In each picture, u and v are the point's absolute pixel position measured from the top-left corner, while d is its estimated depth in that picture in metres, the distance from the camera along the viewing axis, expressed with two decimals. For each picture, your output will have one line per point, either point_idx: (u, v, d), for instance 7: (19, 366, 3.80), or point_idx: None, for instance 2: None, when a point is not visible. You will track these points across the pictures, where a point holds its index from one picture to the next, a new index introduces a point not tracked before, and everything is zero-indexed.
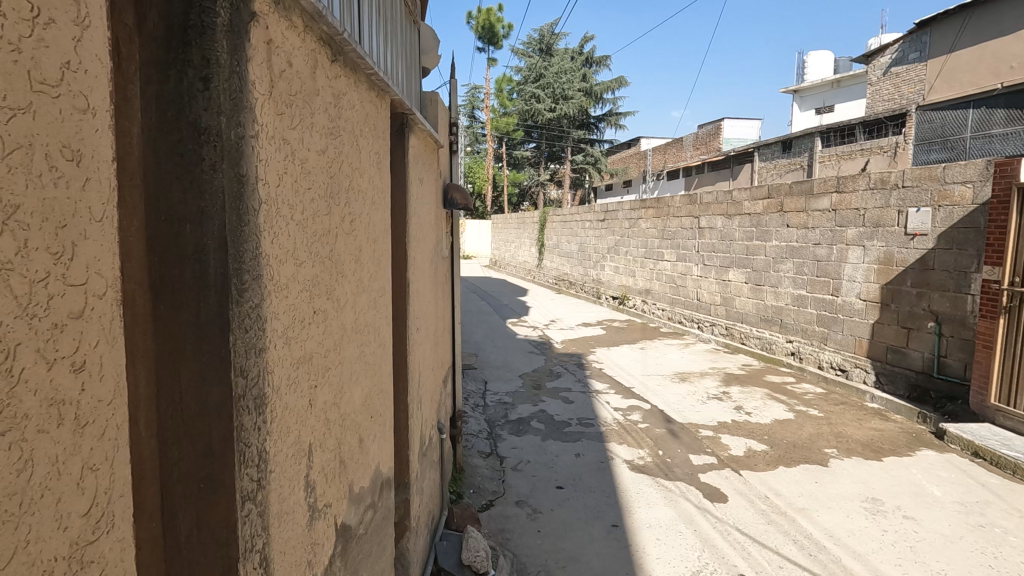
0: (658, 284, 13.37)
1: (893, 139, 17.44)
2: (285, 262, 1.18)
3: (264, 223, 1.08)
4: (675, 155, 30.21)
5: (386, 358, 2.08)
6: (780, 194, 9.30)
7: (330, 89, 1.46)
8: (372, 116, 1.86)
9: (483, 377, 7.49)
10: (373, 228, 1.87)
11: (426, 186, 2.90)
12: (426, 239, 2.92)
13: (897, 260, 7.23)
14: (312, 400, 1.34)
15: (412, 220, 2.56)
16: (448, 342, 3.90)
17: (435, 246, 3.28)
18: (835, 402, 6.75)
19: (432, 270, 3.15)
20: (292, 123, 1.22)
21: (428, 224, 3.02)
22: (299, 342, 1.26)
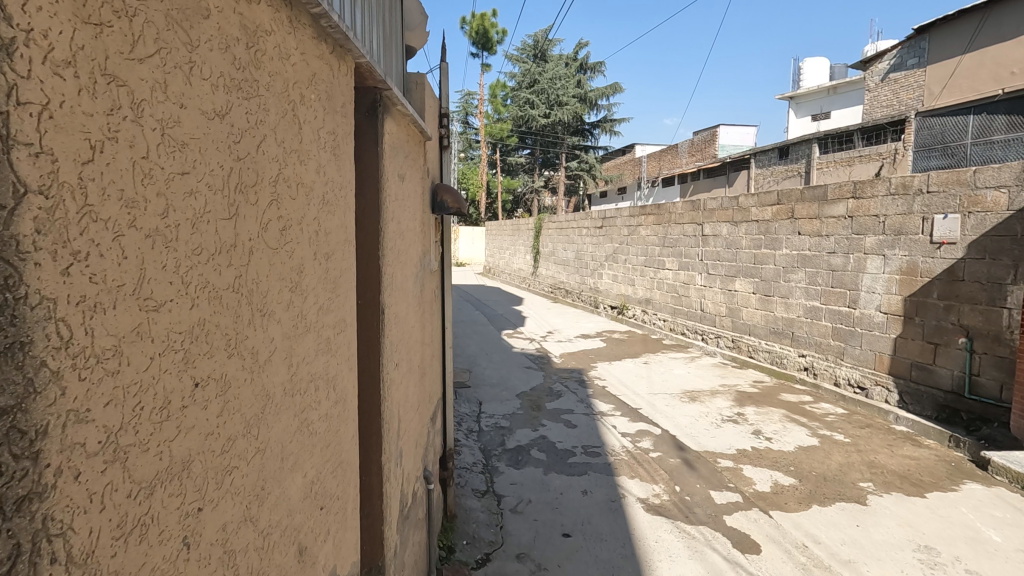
0: (660, 294, 12.83)
1: (893, 145, 17.09)
2: (111, 307, 0.64)
3: (33, 237, 0.54)
4: (670, 161, 29.82)
5: (347, 417, 1.51)
6: (791, 200, 8.82)
7: (235, 14, 0.91)
8: (324, 83, 1.30)
9: (478, 396, 6.92)
10: (322, 243, 1.31)
11: (408, 187, 2.36)
12: (409, 252, 2.38)
13: (921, 270, 6.74)
14: (187, 538, 0.79)
15: (389, 229, 2.00)
16: (438, 371, 3.33)
17: (422, 259, 2.73)
18: (860, 424, 6.21)
19: (418, 289, 2.60)
20: (131, 49, 0.67)
21: (413, 232, 2.48)
22: (149, 447, 0.70)
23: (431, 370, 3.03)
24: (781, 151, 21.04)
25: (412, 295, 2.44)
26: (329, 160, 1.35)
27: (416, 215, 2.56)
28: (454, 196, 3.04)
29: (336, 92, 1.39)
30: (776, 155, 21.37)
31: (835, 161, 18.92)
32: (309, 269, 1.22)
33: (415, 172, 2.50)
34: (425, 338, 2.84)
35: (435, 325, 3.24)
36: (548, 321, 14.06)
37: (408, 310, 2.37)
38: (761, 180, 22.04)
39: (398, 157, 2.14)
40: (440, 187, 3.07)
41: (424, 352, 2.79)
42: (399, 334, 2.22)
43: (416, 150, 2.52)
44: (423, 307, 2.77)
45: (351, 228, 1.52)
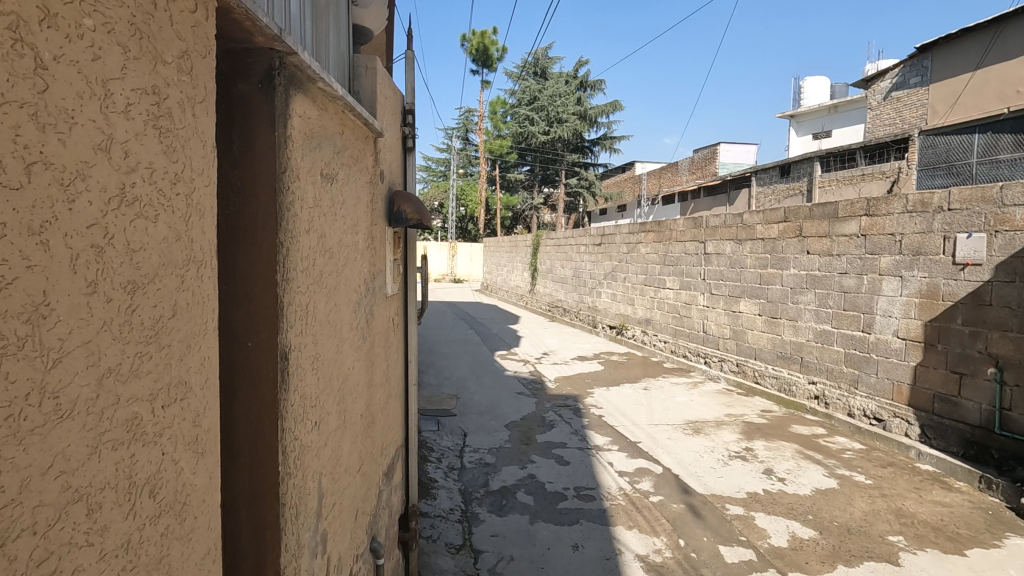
0: (660, 314, 12.32)
1: (895, 164, 16.57)
2: None
3: None
4: (669, 179, 29.51)
5: (189, 526, 1.00)
6: (799, 217, 8.36)
7: None
8: (127, 7, 0.81)
9: (463, 426, 6.37)
10: (121, 261, 0.81)
11: (341, 192, 1.87)
12: (344, 274, 1.88)
13: (943, 293, 6.24)
14: None
15: (301, 245, 1.51)
16: (398, 414, 2.80)
17: (368, 281, 2.24)
18: (880, 463, 5.65)
19: (361, 319, 2.10)
20: None
21: (352, 249, 1.99)
22: None
23: (386, 415, 2.52)
24: (783, 169, 20.65)
25: (350, 327, 1.95)
26: (138, 131, 0.85)
27: (358, 227, 2.07)
28: (414, 205, 2.80)
29: (166, 35, 0.90)
30: (778, 173, 20.99)
31: (837, 179, 18.49)
32: (65, 305, 0.71)
33: (352, 174, 2.02)
34: (376, 377, 2.33)
35: (393, 358, 2.74)
36: (544, 341, 13.53)
37: (344, 348, 1.87)
38: (762, 198, 21.60)
39: (322, 153, 1.64)
40: (398, 194, 2.82)
41: (373, 395, 2.28)
42: (326, 381, 1.71)
43: (358, 148, 2.05)
44: (371, 339, 2.27)
45: (203, 242, 1.02)
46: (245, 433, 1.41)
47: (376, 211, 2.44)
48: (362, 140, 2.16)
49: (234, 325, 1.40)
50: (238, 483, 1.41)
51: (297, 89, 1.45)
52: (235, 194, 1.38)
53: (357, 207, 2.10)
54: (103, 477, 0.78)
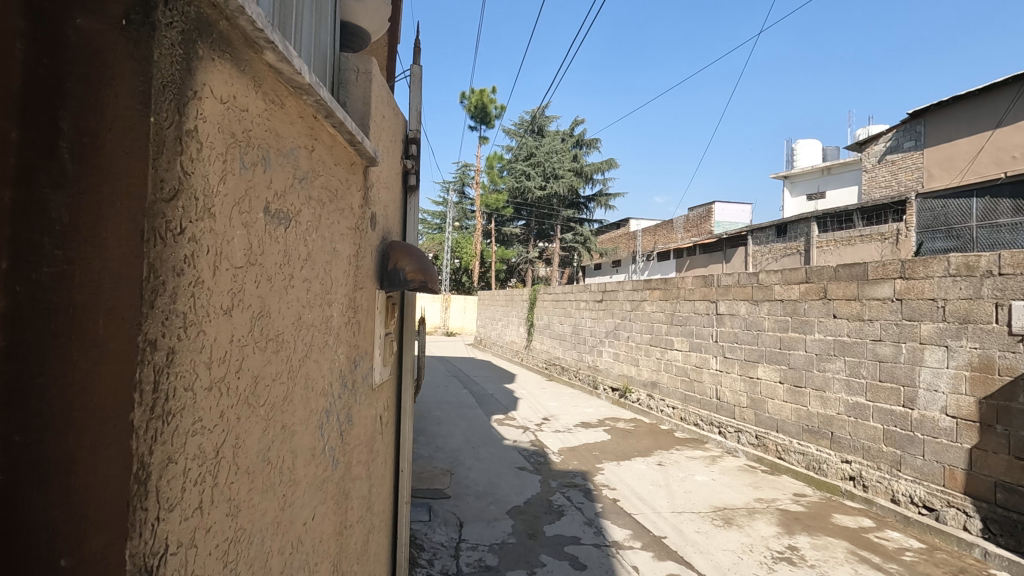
0: (668, 377, 11.53)
1: (895, 225, 16.22)
2: None
3: None
4: (665, 236, 29.28)
5: None
6: (822, 278, 7.79)
7: None
8: None
9: (458, 514, 5.48)
10: None
11: (290, 234, 1.33)
12: (284, 352, 1.32)
13: (999, 367, 5.59)
14: None
15: (202, 327, 1.00)
16: (369, 546, 2.11)
17: (333, 361, 1.65)
18: (950, 569, 4.81)
19: (314, 415, 1.51)
20: None
21: (303, 316, 1.43)
22: None
23: (349, 545, 1.84)
24: (781, 228, 20.38)
25: (290, 432, 1.35)
26: None
27: (317, 284, 1.52)
28: (416, 260, 2.27)
29: None
30: (776, 232, 20.69)
31: (836, 239, 18.12)
32: None
33: (314, 212, 1.48)
34: (337, 492, 1.70)
35: (367, 459, 2.08)
36: (544, 405, 12.59)
37: (275, 461, 1.28)
38: (760, 257, 21.14)
39: (253, 164, 1.15)
40: (396, 245, 2.30)
41: (329, 522, 1.63)
42: (236, 518, 1.11)
43: (329, 168, 1.58)
44: (330, 441, 1.65)
45: None
46: None
47: (359, 267, 1.89)
48: (342, 159, 1.70)
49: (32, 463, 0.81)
50: None
51: (195, 56, 0.96)
52: (57, 238, 0.84)
53: (320, 259, 1.54)
54: None
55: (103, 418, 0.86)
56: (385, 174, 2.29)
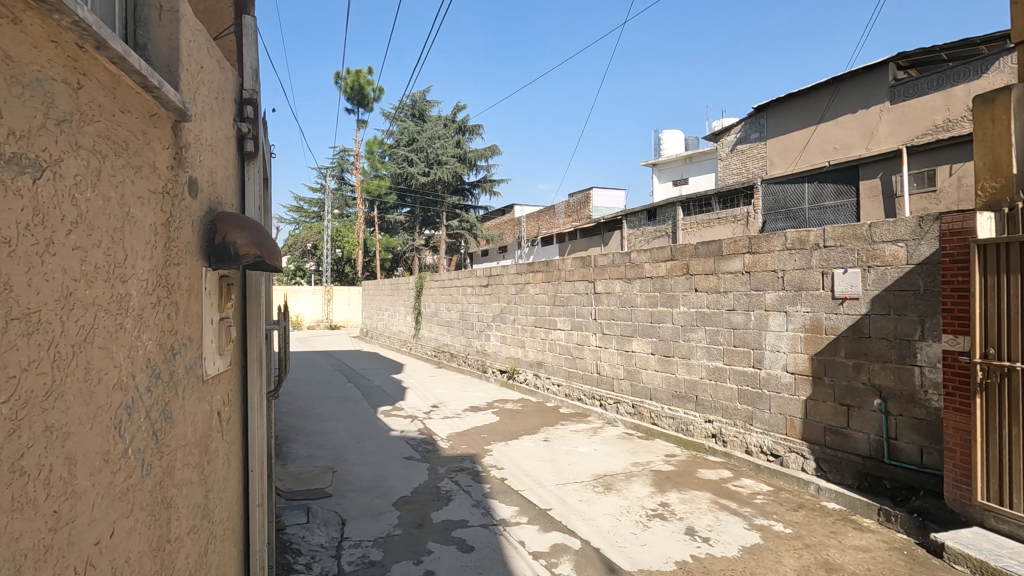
0: (552, 357, 11.91)
1: (745, 208, 18.15)
2: None
3: None
4: (548, 221, 30.16)
5: None
6: (685, 255, 8.45)
7: None
8: None
9: (340, 512, 5.22)
10: None
11: (45, 190, 1.14)
12: (45, 332, 1.12)
13: (826, 327, 6.42)
14: None
15: None
16: (204, 554, 1.92)
17: (133, 347, 1.46)
18: (791, 506, 5.48)
19: (104, 407, 1.32)
20: None
21: (79, 293, 1.24)
22: None
23: (173, 556, 1.65)
24: (650, 212, 21.85)
25: (62, 428, 1.16)
26: None
27: (100, 257, 1.33)
28: (252, 233, 2.10)
29: None
30: (646, 216, 22.14)
31: (697, 222, 19.77)
32: None
33: (88, 168, 1.29)
34: (149, 497, 1.51)
35: (197, 462, 1.88)
36: (433, 393, 12.43)
37: (39, 462, 1.09)
38: (633, 240, 22.50)
39: None
40: (226, 218, 2.11)
41: (137, 532, 1.44)
42: None
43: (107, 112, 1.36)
44: (134, 439, 1.46)
45: None
46: None
47: (170, 239, 1.70)
48: (135, 106, 1.51)
49: None
50: None
51: None
52: None
53: (103, 226, 1.35)
54: None
55: None
56: (206, 138, 2.10)
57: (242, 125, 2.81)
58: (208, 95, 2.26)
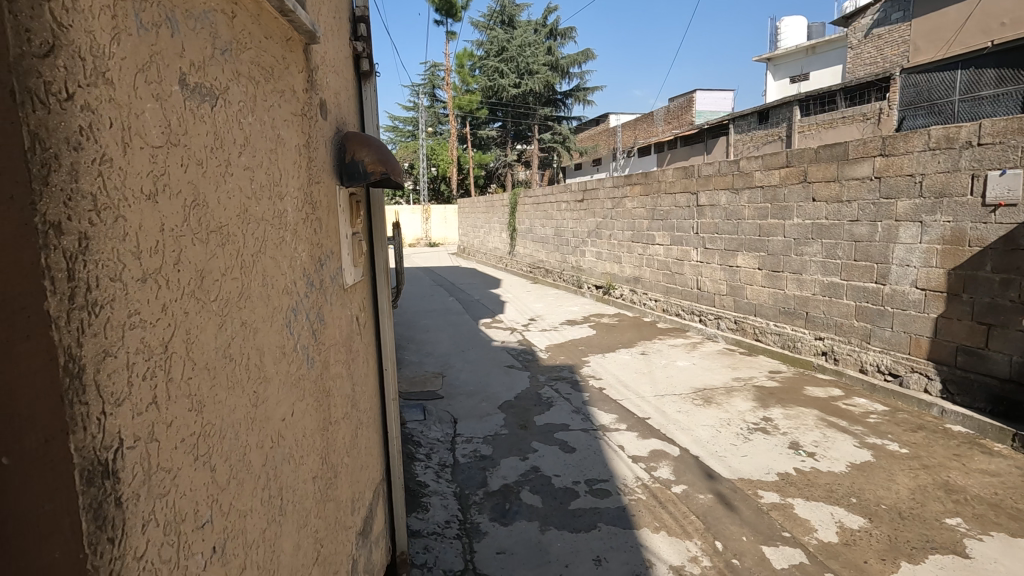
0: (650, 272, 10.65)
1: (877, 104, 13.33)
2: (147, 411, 0.72)
3: (149, 395, 0.73)
4: (646, 130, 24.73)
5: (271, 480, 1.11)
6: (803, 161, 6.92)
7: (158, 93, 0.77)
8: (132, 83, 0.71)
9: (451, 412, 5.74)
10: (248, 332, 1.02)
11: (309, 124, 1.42)
12: (89, 158, 0.63)
13: (970, 238, 5.12)
14: (232, 518, 0.93)
15: (273, 261, 1.16)
16: (379, 440, 2.22)
17: (241, 389, 0.99)
18: (910, 425, 5.04)
19: (244, 409, 1.00)
20: (152, 175, 0.75)
21: (187, 79, 0.84)
22: (187, 475, 0.80)
23: (344, 506, 1.61)
24: (763, 112, 16.42)
25: (167, 468, 0.76)
26: (155, 215, 0.75)
27: (147, 105, 0.74)
28: (378, 151, 1.72)
29: (194, 144, 0.86)
30: (757, 118, 16.59)
31: (818, 122, 14.75)
32: (198, 337, 0.85)
33: (246, 91, 1.05)
34: (268, 502, 1.10)
35: (347, 360, 1.72)
36: (527, 305, 12.34)
37: (163, 336, 0.76)
38: (740, 146, 17.29)
39: (272, 104, 1.18)
40: (351, 134, 1.73)
41: (307, 524, 1.30)
42: (201, 412, 0.85)
43: (291, 68, 1.30)
44: (300, 337, 1.31)
45: (245, 338, 1.01)
46: (226, 519, 0.91)
47: (312, 160, 1.43)
48: (327, 77, 1.61)
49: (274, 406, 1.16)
50: (257, 528, 1.03)
51: (220, 71, 0.96)
52: (276, 249, 1.18)
53: (325, 205, 1.55)
54: (144, 532, 0.70)
55: (264, 370, 1.09)
56: (331, 52, 1.65)
57: (357, 41, 1.93)
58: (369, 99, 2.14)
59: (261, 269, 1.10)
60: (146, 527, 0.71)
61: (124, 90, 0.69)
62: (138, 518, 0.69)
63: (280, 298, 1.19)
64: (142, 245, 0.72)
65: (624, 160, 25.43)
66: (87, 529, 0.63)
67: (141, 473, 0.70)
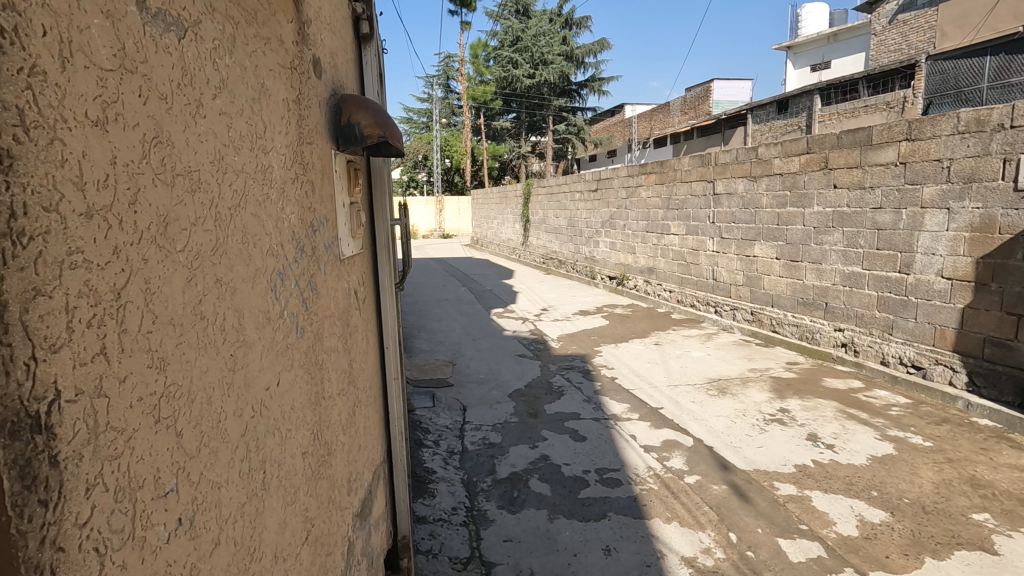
0: (664, 263, 10.47)
1: (901, 92, 12.95)
2: (94, 362, 0.64)
3: (98, 344, 0.65)
4: (662, 120, 24.38)
5: (251, 451, 1.03)
6: (824, 147, 6.71)
7: (110, 9, 0.69)
8: None
9: (461, 400, 5.68)
10: (224, 291, 0.95)
11: (300, 79, 1.34)
12: (13, 67, 0.55)
13: (1001, 225, 4.91)
14: (203, 487, 0.86)
15: (255, 218, 1.08)
16: (380, 422, 2.15)
17: (216, 350, 0.91)
18: (933, 419, 4.86)
19: (220, 372, 0.93)
20: (102, 101, 0.67)
21: (148, 1, 0.76)
22: (144, 437, 0.73)
23: (338, 485, 1.54)
24: (782, 101, 16.06)
25: (119, 428, 0.69)
26: (105, 147, 0.67)
27: (94, 20, 0.66)
28: (376, 115, 1.64)
29: (157, 76, 0.78)
30: (776, 108, 16.22)
31: (839, 111, 14.37)
32: (161, 288, 0.77)
33: (222, 30, 0.97)
34: (249, 476, 1.03)
35: (343, 334, 1.64)
36: (539, 296, 12.23)
37: (114, 282, 0.68)
38: (758, 136, 16.93)
39: (254, 50, 1.09)
40: (348, 97, 1.64)
41: (296, 502, 1.23)
42: (164, 370, 0.78)
43: (278, 16, 1.21)
44: (289, 303, 1.23)
45: (220, 296, 0.93)
46: (195, 489, 0.84)
47: (303, 118, 1.35)
48: (322, 34, 1.52)
49: (257, 373, 1.08)
50: (234, 502, 0.96)
51: (191, 3, 0.87)
52: (259, 206, 1.10)
53: (319, 169, 1.46)
54: (87, 497, 0.63)
55: (243, 334, 1.01)
56: (327, 9, 1.56)
57: (356, 2, 1.85)
58: (370, 66, 2.05)
59: (241, 225, 1.02)
60: (93, 490, 0.64)
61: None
62: (79, 481, 0.62)
63: (264, 260, 1.11)
64: (91, 176, 0.64)
65: (640, 151, 25.10)
66: (11, 489, 0.56)
67: (83, 430, 0.63)
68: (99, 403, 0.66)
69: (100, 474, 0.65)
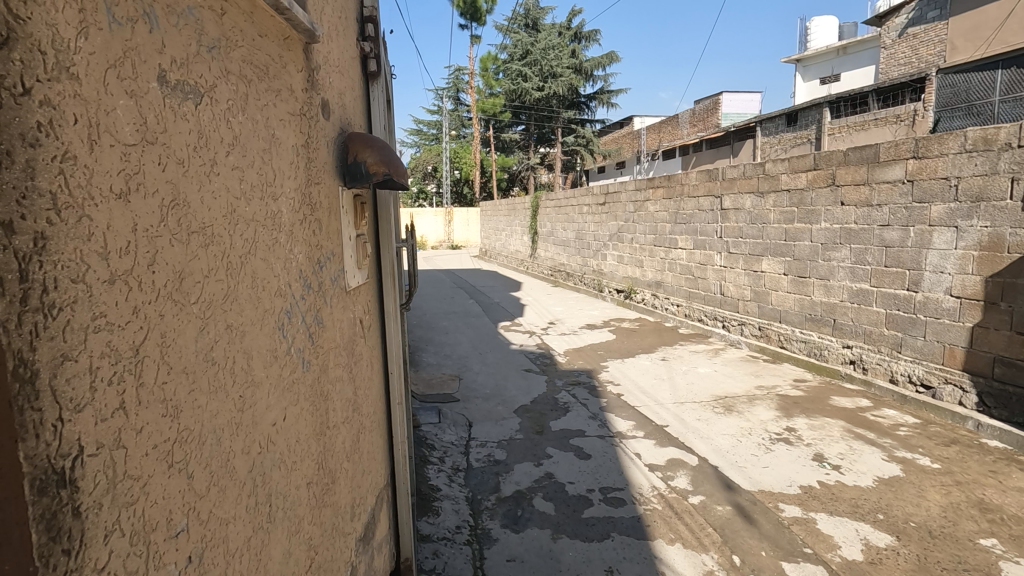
0: (672, 277, 10.47)
1: (911, 105, 12.91)
2: (113, 415, 0.70)
3: (118, 400, 0.71)
4: (670, 132, 24.45)
5: (258, 487, 1.08)
6: (831, 163, 6.71)
7: (133, 90, 0.75)
8: (102, 79, 0.69)
9: (467, 416, 5.70)
10: (235, 335, 1.00)
11: (309, 124, 1.40)
12: (48, 156, 0.62)
13: (1009, 245, 4.88)
14: (212, 524, 0.91)
15: (264, 262, 1.13)
16: (383, 445, 2.19)
17: (226, 393, 0.97)
18: (942, 439, 4.82)
19: (229, 413, 0.98)
20: (125, 177, 0.73)
21: (168, 76, 0.82)
22: (159, 481, 0.78)
23: (341, 511, 1.58)
24: (791, 115, 16.05)
25: (135, 476, 0.74)
26: (128, 217, 0.73)
27: (120, 102, 0.72)
28: (381, 152, 1.70)
29: (175, 143, 0.84)
30: (785, 120, 16.21)
31: (849, 124, 14.34)
32: (175, 342, 0.83)
33: (236, 90, 1.03)
34: (256, 509, 1.07)
35: (348, 363, 1.69)
36: (546, 309, 12.25)
37: (133, 339, 0.73)
38: (767, 149, 16.92)
39: (266, 104, 1.16)
40: (355, 135, 1.71)
41: (300, 532, 1.27)
42: (178, 417, 0.83)
43: (289, 68, 1.28)
44: (295, 339, 1.28)
45: (230, 341, 0.99)
46: (205, 526, 0.89)
47: (312, 160, 1.41)
48: (331, 77, 1.59)
49: (264, 410, 1.13)
50: (242, 536, 1.01)
51: (207, 70, 0.94)
52: (268, 252, 1.15)
53: (327, 208, 1.52)
54: (106, 543, 0.68)
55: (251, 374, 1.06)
56: (335, 52, 1.63)
57: (364, 41, 1.92)
58: (376, 99, 2.12)
59: (251, 271, 1.07)
60: (109, 536, 0.69)
61: (91, 87, 0.67)
62: (98, 531, 0.67)
63: (273, 302, 1.17)
64: (112, 245, 0.70)
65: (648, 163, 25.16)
66: (37, 540, 0.61)
67: (100, 481, 0.68)
68: (116, 455, 0.71)
69: (117, 520, 0.70)
